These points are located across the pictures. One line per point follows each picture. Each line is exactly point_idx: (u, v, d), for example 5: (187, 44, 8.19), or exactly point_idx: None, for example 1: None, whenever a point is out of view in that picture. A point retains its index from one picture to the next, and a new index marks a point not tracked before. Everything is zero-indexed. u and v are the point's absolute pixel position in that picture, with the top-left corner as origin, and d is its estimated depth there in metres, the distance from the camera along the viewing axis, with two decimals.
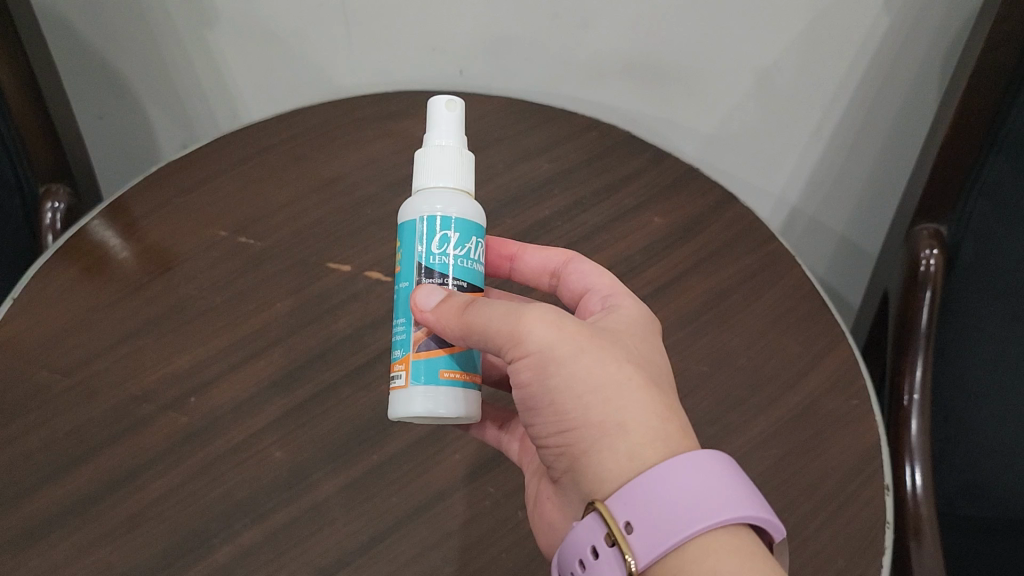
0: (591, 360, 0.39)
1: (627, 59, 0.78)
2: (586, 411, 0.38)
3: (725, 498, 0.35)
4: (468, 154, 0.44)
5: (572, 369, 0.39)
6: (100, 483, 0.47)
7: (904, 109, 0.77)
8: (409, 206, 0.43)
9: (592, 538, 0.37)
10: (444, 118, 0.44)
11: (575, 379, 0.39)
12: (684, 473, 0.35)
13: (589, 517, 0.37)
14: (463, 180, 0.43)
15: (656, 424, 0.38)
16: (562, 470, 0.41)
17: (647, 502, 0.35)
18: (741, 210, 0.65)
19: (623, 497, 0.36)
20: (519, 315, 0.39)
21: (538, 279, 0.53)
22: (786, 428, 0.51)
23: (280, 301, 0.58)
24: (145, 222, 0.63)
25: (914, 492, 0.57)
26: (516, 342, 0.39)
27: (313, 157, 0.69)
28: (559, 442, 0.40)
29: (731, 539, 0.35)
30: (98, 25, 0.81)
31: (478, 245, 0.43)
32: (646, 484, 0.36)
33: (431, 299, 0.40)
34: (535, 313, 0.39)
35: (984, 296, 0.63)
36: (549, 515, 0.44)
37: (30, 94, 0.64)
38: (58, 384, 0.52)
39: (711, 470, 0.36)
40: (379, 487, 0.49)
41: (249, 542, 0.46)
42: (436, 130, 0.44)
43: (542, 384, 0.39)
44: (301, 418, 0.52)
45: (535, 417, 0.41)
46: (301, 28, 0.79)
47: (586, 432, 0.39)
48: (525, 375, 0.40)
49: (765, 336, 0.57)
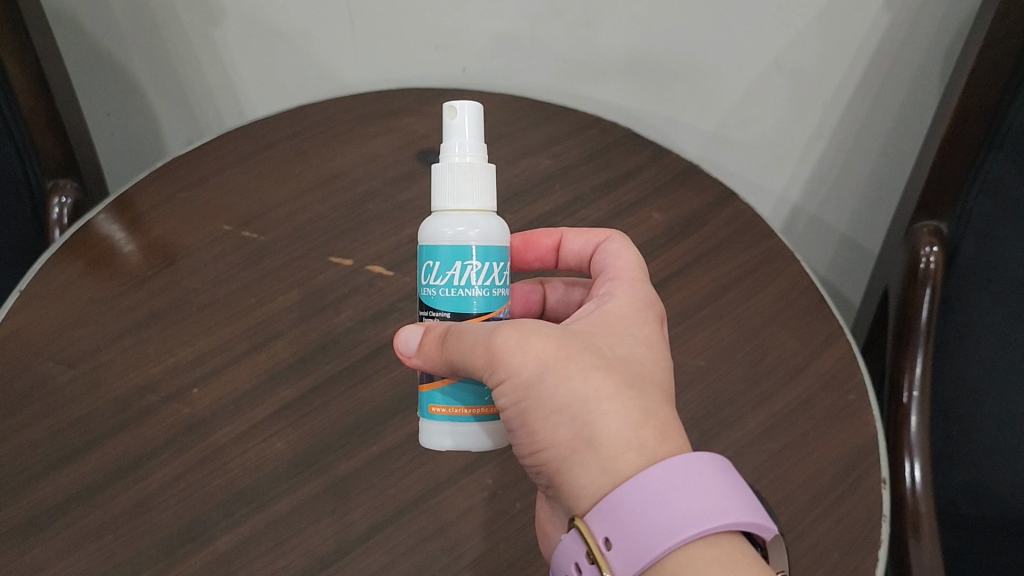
0: (559, 378, 0.38)
1: (628, 58, 0.79)
2: (557, 431, 0.39)
3: (698, 510, 0.35)
4: (485, 166, 0.43)
5: (541, 390, 0.39)
6: (102, 473, 0.48)
7: (906, 104, 0.77)
8: (427, 230, 0.43)
9: (575, 555, 0.38)
10: (462, 130, 0.43)
11: (545, 399, 0.39)
12: (655, 484, 0.36)
13: (573, 532, 0.38)
14: (474, 197, 0.42)
15: (630, 433, 0.37)
16: (546, 485, 0.42)
17: (621, 519, 0.36)
18: (740, 206, 0.66)
19: (598, 513, 0.37)
20: (491, 345, 0.39)
21: (580, 264, 0.53)
22: (781, 422, 0.52)
23: (282, 295, 0.59)
24: (150, 214, 0.63)
25: (913, 488, 0.57)
26: (494, 367, 0.39)
27: (316, 152, 0.69)
28: (541, 458, 0.40)
29: (709, 549, 0.35)
30: (105, 19, 0.82)
31: (475, 269, 0.41)
32: (616, 500, 0.36)
33: (410, 343, 0.42)
34: (503, 336, 0.39)
35: (984, 294, 0.63)
36: (543, 525, 0.45)
37: (39, 91, 0.65)
38: (61, 374, 0.52)
39: (685, 478, 0.36)
40: (378, 478, 0.49)
41: (248, 532, 0.46)
42: (455, 144, 0.43)
43: (519, 408, 0.40)
44: (301, 410, 0.53)
45: (514, 434, 0.41)
46: (306, 26, 0.80)
47: (556, 452, 0.39)
48: (502, 401, 0.40)
49: (764, 331, 0.57)
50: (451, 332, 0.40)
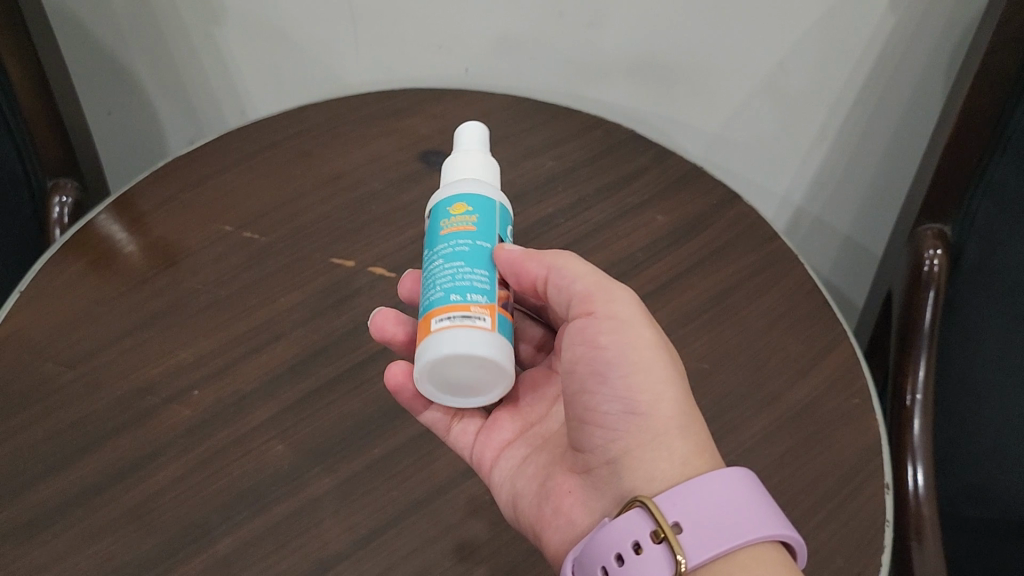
0: (666, 356, 0.43)
1: (632, 59, 0.79)
2: (659, 402, 0.42)
3: (774, 515, 0.37)
4: (487, 156, 0.48)
5: (651, 354, 0.43)
6: (103, 475, 0.48)
7: (907, 109, 0.77)
8: (492, 188, 0.46)
9: (634, 533, 0.37)
10: (476, 134, 0.49)
11: (654, 361, 0.43)
12: (737, 482, 0.38)
13: (633, 513, 0.38)
14: (473, 168, 0.46)
15: (708, 436, 0.42)
16: (606, 459, 0.43)
17: (701, 504, 0.37)
18: (744, 208, 0.66)
19: (674, 498, 0.37)
20: (609, 287, 0.44)
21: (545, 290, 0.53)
22: (786, 425, 0.52)
23: (284, 296, 0.58)
24: (152, 216, 0.63)
25: (915, 491, 0.57)
26: (606, 302, 0.44)
27: (318, 154, 0.69)
28: (617, 426, 0.42)
29: (775, 553, 0.37)
30: (106, 21, 0.82)
31: (483, 209, 0.44)
32: (699, 487, 0.37)
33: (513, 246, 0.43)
34: (618, 295, 0.44)
35: (987, 298, 0.63)
36: (568, 509, 0.45)
37: (41, 93, 0.65)
38: (62, 376, 0.52)
39: (758, 487, 0.38)
40: (380, 481, 0.49)
41: (249, 534, 0.46)
42: (474, 139, 0.48)
43: (622, 347, 0.43)
44: (303, 412, 0.52)
45: (601, 385, 0.43)
46: (309, 27, 0.79)
47: (649, 424, 0.42)
48: (605, 338, 0.43)
49: (767, 334, 0.57)
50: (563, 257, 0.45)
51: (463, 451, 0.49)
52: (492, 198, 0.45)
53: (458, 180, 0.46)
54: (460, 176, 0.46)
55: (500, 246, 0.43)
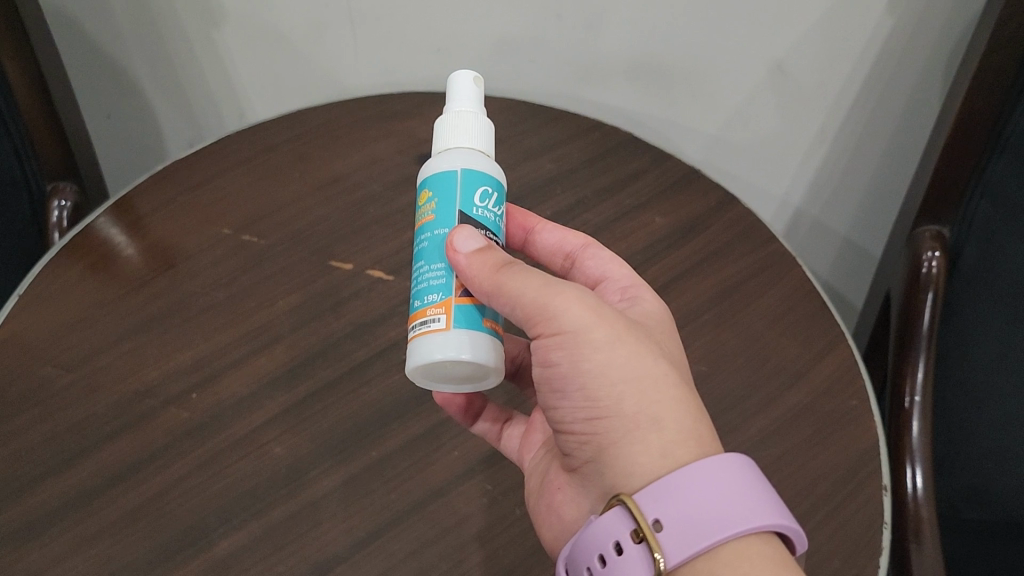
0: (627, 351, 0.40)
1: (631, 62, 0.79)
2: (621, 402, 0.39)
3: (756, 508, 0.36)
4: (475, 112, 0.44)
5: (607, 357, 0.40)
6: (102, 478, 0.48)
7: (905, 109, 0.77)
8: (461, 157, 0.42)
9: (616, 533, 0.37)
10: (467, 89, 0.45)
11: (610, 367, 0.40)
12: (716, 477, 0.36)
13: (614, 511, 0.38)
14: (446, 137, 0.43)
15: (689, 424, 0.39)
16: (585, 459, 0.42)
17: (680, 501, 0.36)
18: (742, 210, 0.66)
19: (654, 494, 0.37)
20: (554, 291, 0.40)
21: (551, 258, 0.52)
22: (784, 427, 0.51)
23: (282, 300, 0.58)
24: (150, 219, 0.63)
25: (914, 493, 0.57)
26: (547, 319, 0.40)
27: (317, 157, 0.69)
28: (587, 431, 0.41)
29: (760, 546, 0.36)
30: (105, 26, 0.82)
31: (444, 188, 0.42)
32: (679, 483, 0.36)
33: (466, 244, 0.40)
34: (566, 294, 0.40)
35: (985, 300, 0.64)
36: (560, 507, 0.44)
37: (40, 95, 0.65)
38: (61, 378, 0.53)
39: (741, 477, 0.37)
40: (378, 483, 0.49)
41: (248, 537, 0.46)
42: (465, 95, 0.44)
43: (574, 361, 0.40)
44: (301, 414, 0.52)
45: (564, 398, 0.42)
46: (308, 31, 0.80)
47: (616, 423, 0.40)
48: (556, 355, 0.41)
49: (765, 337, 0.57)
50: (512, 267, 0.40)
51: (511, 455, 0.49)
52: (454, 171, 0.41)
53: (430, 160, 0.43)
54: (436, 152, 0.43)
55: (456, 231, 0.40)
